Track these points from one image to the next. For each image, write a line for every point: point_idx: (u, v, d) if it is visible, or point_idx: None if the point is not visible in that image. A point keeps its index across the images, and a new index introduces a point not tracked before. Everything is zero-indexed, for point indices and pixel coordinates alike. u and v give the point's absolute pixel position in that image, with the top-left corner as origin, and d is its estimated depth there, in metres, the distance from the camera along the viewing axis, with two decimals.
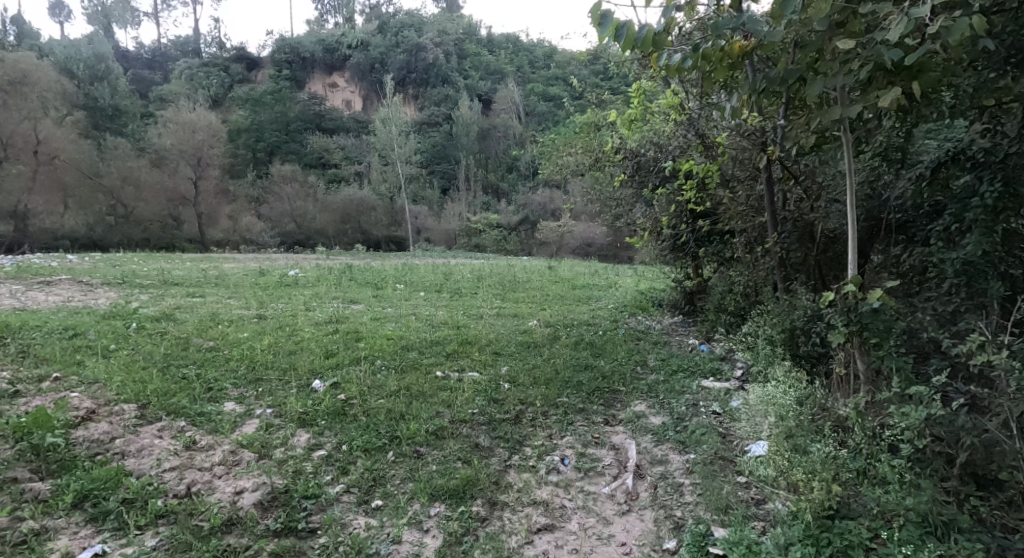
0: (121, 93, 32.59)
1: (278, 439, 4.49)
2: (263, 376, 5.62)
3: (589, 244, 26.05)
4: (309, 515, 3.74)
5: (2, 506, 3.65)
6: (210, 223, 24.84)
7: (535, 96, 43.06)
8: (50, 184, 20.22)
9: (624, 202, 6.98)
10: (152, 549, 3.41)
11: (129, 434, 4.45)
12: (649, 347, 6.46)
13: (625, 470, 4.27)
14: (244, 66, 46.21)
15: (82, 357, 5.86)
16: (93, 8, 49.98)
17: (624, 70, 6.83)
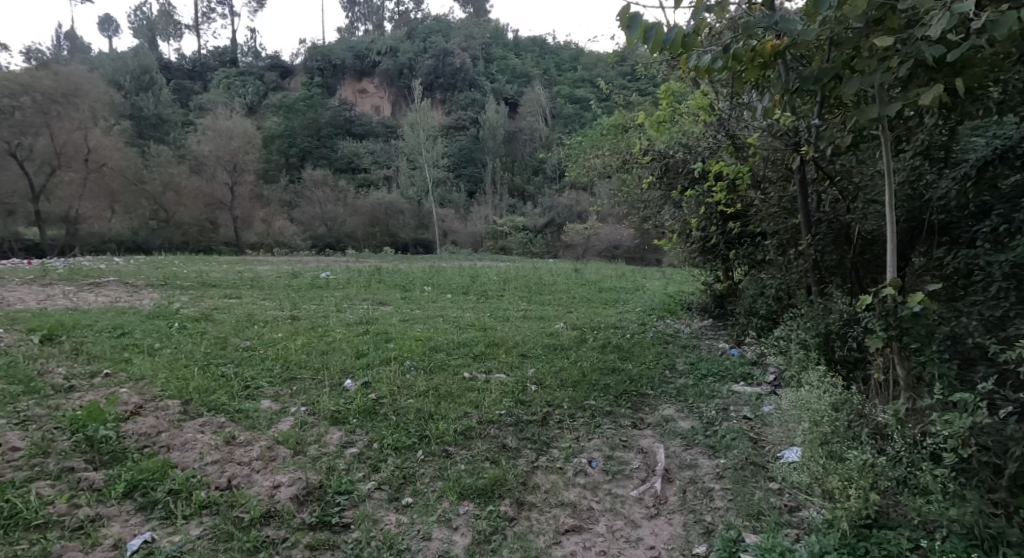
0: (163, 102, 33.63)
1: (313, 436, 4.56)
2: (297, 375, 5.70)
3: (617, 246, 25.85)
4: (341, 510, 3.78)
5: (59, 493, 3.77)
6: (245, 227, 25.00)
7: (562, 99, 42.98)
8: (100, 190, 21.28)
9: (652, 204, 6.91)
10: (196, 539, 3.48)
11: (174, 428, 4.57)
12: (678, 351, 6.39)
13: (654, 473, 4.23)
14: (278, 74, 47.31)
15: (130, 355, 6.05)
16: (137, 22, 51.80)
17: (652, 71, 6.74)
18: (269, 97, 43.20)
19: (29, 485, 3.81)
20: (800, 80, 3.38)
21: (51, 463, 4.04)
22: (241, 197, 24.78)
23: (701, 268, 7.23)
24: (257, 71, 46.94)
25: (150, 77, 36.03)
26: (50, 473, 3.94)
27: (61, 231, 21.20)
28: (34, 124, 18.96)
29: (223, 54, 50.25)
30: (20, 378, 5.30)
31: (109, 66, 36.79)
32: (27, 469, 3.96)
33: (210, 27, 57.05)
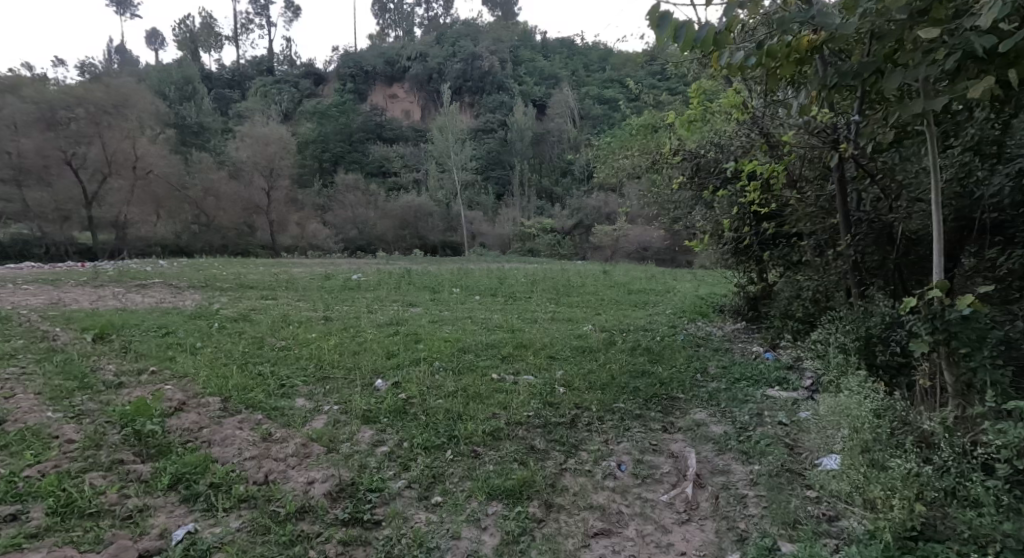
0: (204, 111, 34.64)
1: (345, 434, 4.58)
2: (330, 375, 5.75)
3: (646, 247, 25.52)
4: (373, 507, 3.78)
5: (110, 484, 3.87)
6: (281, 230, 25.43)
7: (590, 100, 42.70)
8: (146, 197, 22.03)
9: (683, 205, 6.79)
10: (235, 531, 3.52)
11: (215, 424, 4.65)
12: (709, 354, 6.26)
13: (685, 478, 4.15)
14: (312, 81, 48.23)
15: (174, 353, 6.19)
16: (179, 35, 53.50)
17: (683, 71, 6.61)
18: (304, 104, 44.06)
19: (82, 476, 3.91)
20: (837, 75, 3.25)
21: (103, 455, 4.16)
22: (277, 202, 25.25)
23: (733, 270, 7.08)
24: (291, 80, 47.98)
25: (191, 87, 37.20)
26: (101, 465, 4.05)
27: (110, 236, 22.00)
28: (85, 134, 19.68)
29: (260, 64, 51.54)
30: (73, 375, 5.48)
31: (155, 78, 38.17)
32: (81, 460, 4.08)
33: (248, 38, 58.66)
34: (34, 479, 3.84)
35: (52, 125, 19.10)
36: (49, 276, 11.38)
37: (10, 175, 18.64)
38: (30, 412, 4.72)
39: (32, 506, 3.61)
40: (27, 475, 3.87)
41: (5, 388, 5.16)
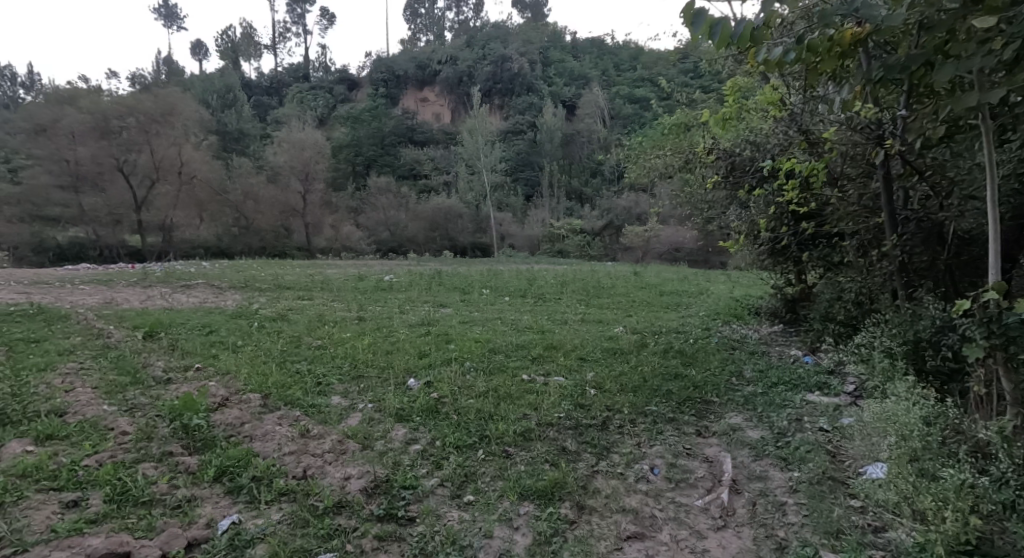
0: (242, 117, 35.53)
1: (379, 432, 4.60)
2: (364, 373, 5.80)
3: (677, 248, 25.12)
4: (407, 504, 3.79)
5: (161, 474, 3.96)
6: (316, 232, 25.82)
7: (620, 100, 42.30)
8: (189, 201, 22.68)
9: (717, 205, 6.65)
10: (277, 523, 3.56)
11: (256, 420, 4.72)
12: (745, 357, 6.12)
13: (720, 484, 4.05)
14: (346, 87, 49.05)
15: (217, 351, 6.32)
16: (219, 45, 55.12)
17: (717, 67, 6.46)
18: (338, 109, 44.81)
19: (136, 466, 4.01)
20: (883, 68, 3.15)
21: (154, 447, 4.25)
22: (312, 204, 25.65)
23: (770, 271, 6.91)
24: (326, 85, 48.89)
25: (231, 95, 38.25)
26: (153, 456, 4.15)
27: (157, 238, 22.75)
28: (136, 142, 20.31)
29: (296, 71, 52.68)
30: (125, 370, 5.65)
31: (197, 87, 39.38)
32: (135, 451, 4.20)
33: (285, 46, 60.07)
34: (90, 468, 3.96)
35: (107, 133, 19.80)
36: (99, 277, 11.78)
37: (67, 182, 19.58)
38: (87, 405, 4.87)
39: (89, 493, 3.72)
40: (84, 465, 4.00)
41: (61, 383, 5.33)
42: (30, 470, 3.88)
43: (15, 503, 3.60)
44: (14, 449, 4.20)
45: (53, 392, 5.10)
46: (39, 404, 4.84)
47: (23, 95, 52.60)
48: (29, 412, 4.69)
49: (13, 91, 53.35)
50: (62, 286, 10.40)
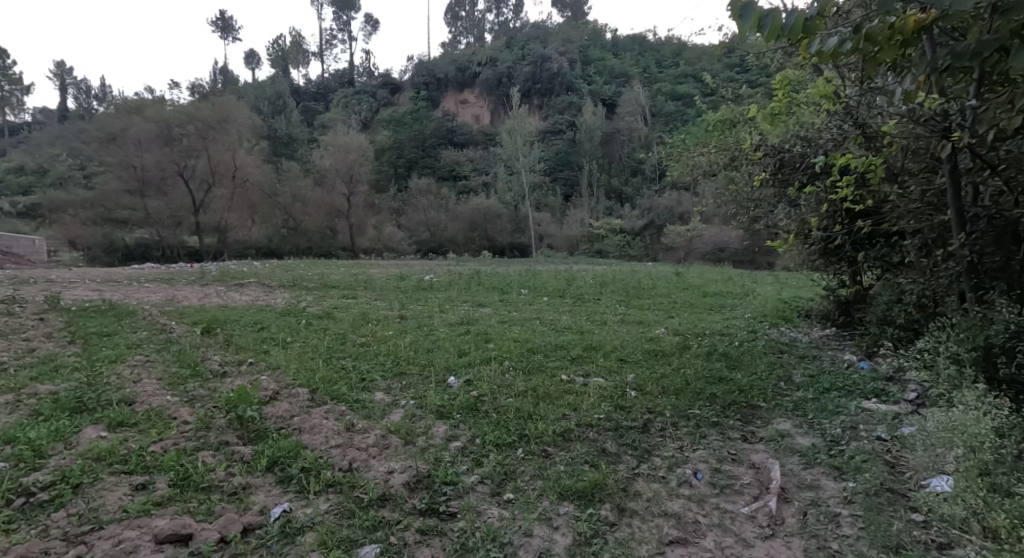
0: (290, 123, 36.54)
1: (421, 428, 4.60)
2: (406, 370, 5.82)
3: (722, 248, 24.74)
4: (448, 500, 3.78)
5: (219, 461, 4.07)
6: (359, 233, 26.20)
7: (662, 96, 41.45)
8: (243, 204, 23.27)
9: (765, 203, 6.41)
10: (324, 513, 3.62)
11: (305, 413, 4.78)
12: (794, 361, 5.90)
13: (768, 491, 3.90)
14: (388, 91, 49.88)
15: (268, 346, 6.43)
16: (269, 53, 56.89)
17: (765, 61, 6.23)
18: (381, 112, 45.60)
19: (196, 453, 4.13)
20: (951, 55, 2.98)
21: (212, 436, 4.37)
22: (356, 206, 26.00)
23: (821, 271, 6.64)
24: (370, 90, 49.88)
25: (281, 101, 39.48)
26: (211, 444, 4.26)
27: (213, 239, 23.57)
28: (195, 148, 21.17)
29: (342, 77, 53.89)
30: (186, 363, 5.81)
31: (249, 94, 40.80)
32: (195, 439, 4.31)
33: (331, 53, 61.55)
34: (156, 454, 4.10)
35: (168, 141, 20.81)
36: (161, 275, 12.23)
37: (134, 186, 20.87)
38: (153, 395, 5.01)
39: (156, 477, 3.87)
40: (151, 451, 4.14)
41: (128, 373, 5.51)
42: (103, 454, 4.04)
43: (89, 484, 3.76)
44: (89, 434, 4.37)
45: (122, 382, 5.28)
46: (111, 393, 5.02)
47: (93, 108, 55.89)
48: (101, 400, 4.87)
49: (85, 105, 56.79)
50: (128, 284, 10.87)
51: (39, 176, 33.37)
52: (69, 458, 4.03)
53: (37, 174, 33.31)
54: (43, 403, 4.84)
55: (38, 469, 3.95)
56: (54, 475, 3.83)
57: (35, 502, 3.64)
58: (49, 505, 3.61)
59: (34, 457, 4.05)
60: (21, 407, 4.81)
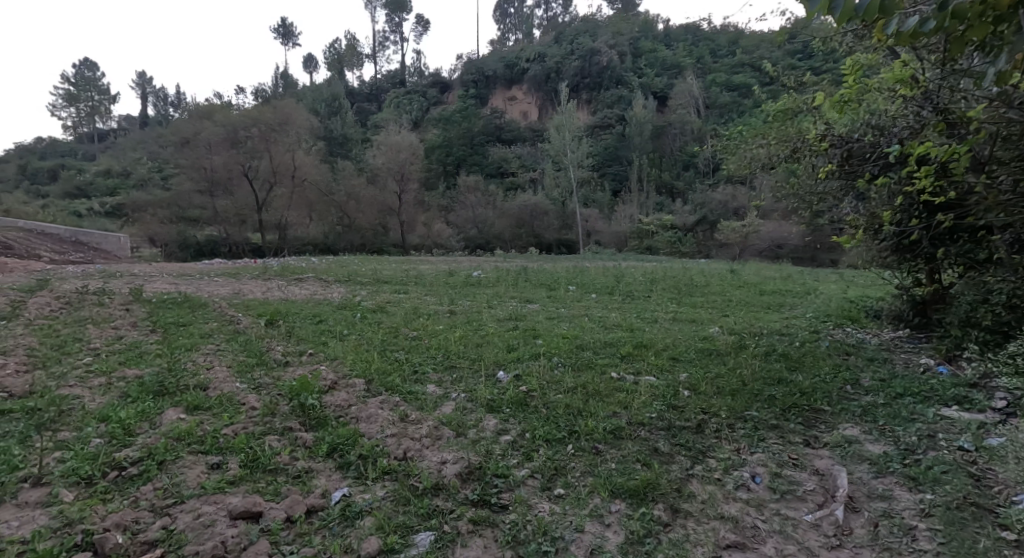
0: (344, 123, 37.47)
1: (472, 421, 4.55)
2: (457, 363, 5.80)
3: (780, 245, 23.95)
4: (499, 492, 3.73)
5: (284, 446, 4.13)
6: (410, 230, 26.51)
7: (716, 87, 40.15)
8: (301, 202, 23.90)
9: (830, 196, 6.07)
10: (382, 499, 3.64)
11: (362, 402, 4.80)
12: (863, 365, 5.58)
13: (834, 499, 3.72)
14: (439, 90, 50.42)
15: (326, 338, 6.52)
16: (326, 57, 58.45)
17: (833, 45, 5.90)
18: (431, 111, 46.20)
19: (263, 437, 4.21)
20: None
21: (277, 422, 4.44)
22: (407, 204, 26.26)
23: (891, 269, 6.26)
24: (421, 90, 50.48)
25: (337, 103, 40.44)
26: (276, 429, 4.33)
27: (273, 236, 24.35)
28: (258, 150, 21.82)
29: (394, 78, 54.86)
30: (252, 352, 5.95)
31: (307, 96, 42.10)
32: (262, 424, 4.40)
33: (385, 55, 62.68)
34: (228, 436, 4.19)
35: (234, 143, 21.56)
36: (228, 270, 12.63)
37: (204, 187, 21.86)
38: (224, 381, 5.14)
39: (229, 458, 3.97)
40: (224, 433, 4.24)
41: (202, 360, 5.68)
42: (184, 434, 4.17)
43: (171, 461, 3.88)
44: (170, 416, 4.50)
45: (196, 368, 5.44)
46: (188, 378, 5.18)
47: (168, 116, 59.09)
48: (179, 385, 5.03)
49: (161, 112, 60.07)
50: (199, 278, 11.29)
51: (121, 179, 35.42)
52: (154, 437, 4.18)
53: (119, 178, 35.41)
54: (130, 386, 5.04)
55: (128, 446, 4.10)
56: (142, 451, 3.97)
57: (126, 475, 3.77)
58: (138, 479, 3.74)
59: (125, 435, 4.21)
60: (112, 389, 5.02)
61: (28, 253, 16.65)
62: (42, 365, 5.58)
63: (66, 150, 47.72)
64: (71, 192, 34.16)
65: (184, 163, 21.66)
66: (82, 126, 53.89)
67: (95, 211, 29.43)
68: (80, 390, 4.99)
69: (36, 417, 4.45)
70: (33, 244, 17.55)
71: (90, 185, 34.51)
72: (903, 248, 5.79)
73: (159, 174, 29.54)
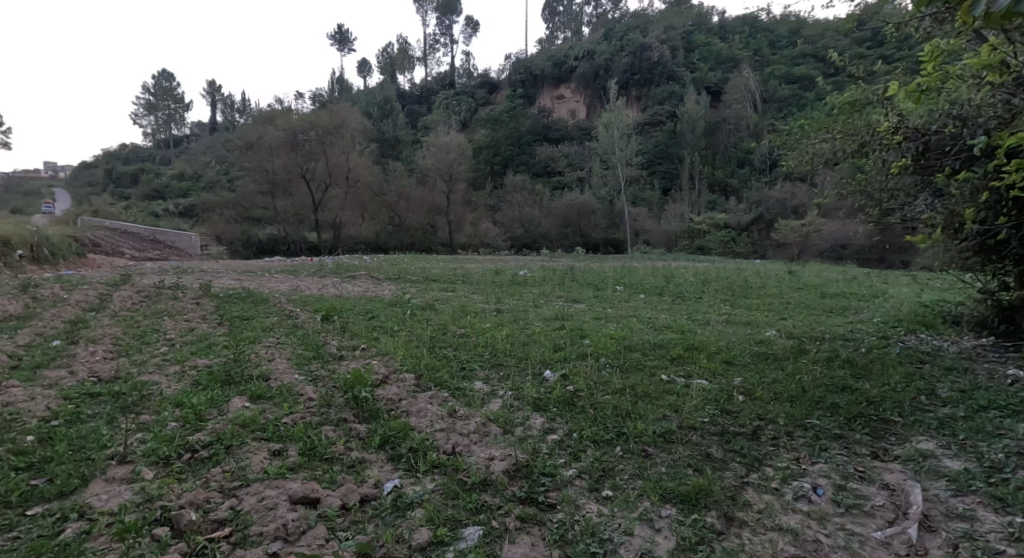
0: (397, 125, 38.17)
1: (519, 419, 4.45)
2: (504, 361, 5.72)
3: (844, 245, 22.90)
4: (546, 491, 3.62)
5: (339, 436, 4.13)
6: (457, 229, 26.62)
7: (775, 80, 38.75)
8: (354, 202, 24.39)
9: (904, 192, 5.66)
10: (432, 491, 3.58)
11: (412, 397, 4.76)
12: (939, 374, 5.21)
13: (906, 517, 3.47)
14: (487, 90, 50.69)
15: (378, 334, 6.56)
16: (379, 61, 59.54)
17: (907, 31, 5.53)
18: (481, 111, 46.51)
19: (320, 427, 4.22)
20: None
21: (332, 413, 4.45)
22: (455, 203, 26.37)
23: (973, 270, 5.82)
24: (471, 91, 50.79)
25: (390, 105, 41.10)
26: (331, 420, 4.34)
27: (328, 235, 24.92)
28: (315, 152, 22.39)
29: (444, 79, 55.43)
30: (310, 346, 6.02)
31: (361, 100, 43.17)
32: (318, 415, 4.41)
33: (435, 57, 63.38)
34: (288, 425, 4.22)
35: (293, 146, 22.18)
36: (287, 267, 12.93)
37: (266, 188, 22.64)
38: (284, 373, 5.20)
39: (289, 445, 3.99)
40: (284, 422, 4.27)
41: (264, 352, 5.76)
42: (248, 421, 4.21)
43: (238, 446, 3.93)
44: (237, 404, 4.57)
45: (259, 360, 5.51)
46: (252, 368, 5.26)
47: (235, 121, 61.64)
48: (243, 375, 5.10)
49: (230, 117, 62.84)
50: (262, 274, 11.62)
51: (191, 181, 37.13)
52: (222, 423, 4.24)
53: (191, 180, 37.08)
54: (201, 374, 5.16)
55: (199, 430, 4.18)
56: (212, 435, 4.03)
57: (198, 457, 3.84)
58: (209, 461, 3.80)
59: (196, 419, 4.29)
60: (186, 376, 5.15)
61: (112, 250, 17.55)
62: (126, 353, 5.79)
63: (144, 154, 50.36)
64: (147, 194, 36.09)
65: (248, 166, 22.44)
66: (159, 133, 56.84)
67: (168, 211, 30.91)
68: (159, 377, 5.15)
69: (121, 400, 4.61)
70: (117, 242, 18.44)
71: (164, 187, 36.30)
72: (987, 248, 5.39)
73: (226, 175, 30.73)
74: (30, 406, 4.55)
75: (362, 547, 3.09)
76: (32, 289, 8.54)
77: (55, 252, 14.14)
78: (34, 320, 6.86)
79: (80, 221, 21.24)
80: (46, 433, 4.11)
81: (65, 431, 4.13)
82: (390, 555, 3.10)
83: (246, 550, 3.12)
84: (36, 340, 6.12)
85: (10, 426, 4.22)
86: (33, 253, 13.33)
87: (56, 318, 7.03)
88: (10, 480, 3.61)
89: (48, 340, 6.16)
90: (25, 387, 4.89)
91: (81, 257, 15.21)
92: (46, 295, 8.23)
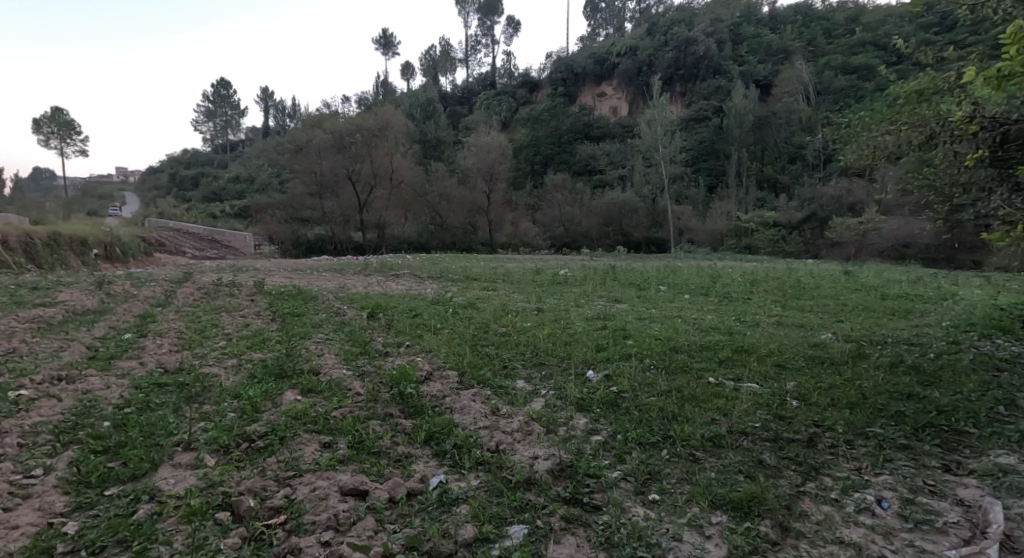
0: (440, 126, 38.51)
1: (562, 418, 4.35)
2: (545, 360, 5.61)
3: (906, 244, 21.83)
4: (591, 492, 3.51)
5: (385, 431, 4.11)
6: (498, 228, 26.58)
7: (829, 71, 37.26)
8: (398, 202, 24.66)
9: (975, 186, 5.31)
10: (476, 488, 3.51)
11: (455, 394, 4.70)
12: (1015, 384, 4.87)
13: (984, 536, 3.22)
14: (529, 89, 50.64)
15: (422, 331, 6.55)
16: (422, 64, 60.17)
17: (982, 13, 5.12)
18: (523, 111, 46.52)
19: (367, 421, 4.21)
20: None
21: (378, 408, 4.43)
22: (496, 202, 26.34)
23: None
24: (512, 90, 50.78)
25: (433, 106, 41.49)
26: (378, 415, 4.32)
27: (372, 234, 25.24)
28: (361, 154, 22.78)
29: (486, 79, 55.56)
30: (356, 342, 6.04)
31: (406, 102, 43.75)
32: (365, 409, 4.40)
33: (476, 58, 63.58)
34: (337, 418, 4.22)
35: (340, 148, 22.56)
36: (332, 266, 13.13)
37: (315, 189, 23.14)
38: (333, 367, 5.22)
39: (338, 438, 3.98)
40: (334, 415, 4.27)
41: (314, 348, 5.80)
42: (300, 414, 4.22)
43: (290, 437, 3.94)
44: (289, 396, 4.60)
45: (309, 355, 5.55)
46: (302, 363, 5.30)
47: (286, 126, 63.30)
48: (295, 369, 5.14)
49: (281, 123, 64.61)
50: (312, 272, 11.83)
51: (245, 183, 38.28)
52: (276, 415, 4.26)
53: (245, 182, 38.23)
54: (257, 367, 5.23)
55: (255, 421, 4.21)
56: (267, 427, 4.05)
57: (254, 446, 3.88)
58: (263, 452, 3.82)
59: (253, 411, 4.34)
60: (244, 368, 5.24)
61: (176, 249, 18.21)
62: (189, 345, 5.93)
63: (202, 157, 52.18)
64: (205, 197, 37.38)
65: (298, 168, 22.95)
66: (218, 138, 58.82)
67: (225, 213, 31.96)
68: (218, 368, 5.26)
69: (186, 391, 4.71)
70: (180, 241, 19.08)
71: (221, 190, 37.53)
72: None
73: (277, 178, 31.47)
74: (106, 394, 4.68)
75: (410, 541, 3.04)
76: (106, 285, 8.87)
77: (126, 251, 14.73)
78: (109, 314, 7.11)
79: (148, 221, 22.10)
80: (120, 419, 4.21)
81: (137, 418, 4.22)
82: (436, 549, 3.04)
83: (300, 537, 3.12)
84: (111, 333, 6.32)
85: (88, 412, 4.34)
86: (107, 252, 13.94)
87: (128, 312, 7.26)
88: (89, 462, 3.70)
89: (121, 332, 6.36)
90: (101, 376, 5.05)
91: (148, 256, 15.78)
92: (119, 291, 8.53)
